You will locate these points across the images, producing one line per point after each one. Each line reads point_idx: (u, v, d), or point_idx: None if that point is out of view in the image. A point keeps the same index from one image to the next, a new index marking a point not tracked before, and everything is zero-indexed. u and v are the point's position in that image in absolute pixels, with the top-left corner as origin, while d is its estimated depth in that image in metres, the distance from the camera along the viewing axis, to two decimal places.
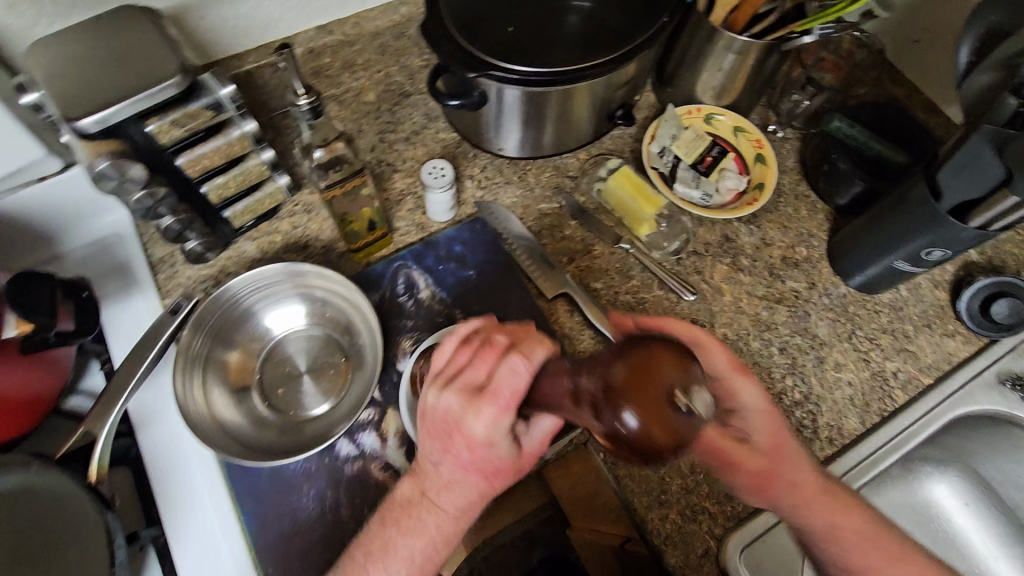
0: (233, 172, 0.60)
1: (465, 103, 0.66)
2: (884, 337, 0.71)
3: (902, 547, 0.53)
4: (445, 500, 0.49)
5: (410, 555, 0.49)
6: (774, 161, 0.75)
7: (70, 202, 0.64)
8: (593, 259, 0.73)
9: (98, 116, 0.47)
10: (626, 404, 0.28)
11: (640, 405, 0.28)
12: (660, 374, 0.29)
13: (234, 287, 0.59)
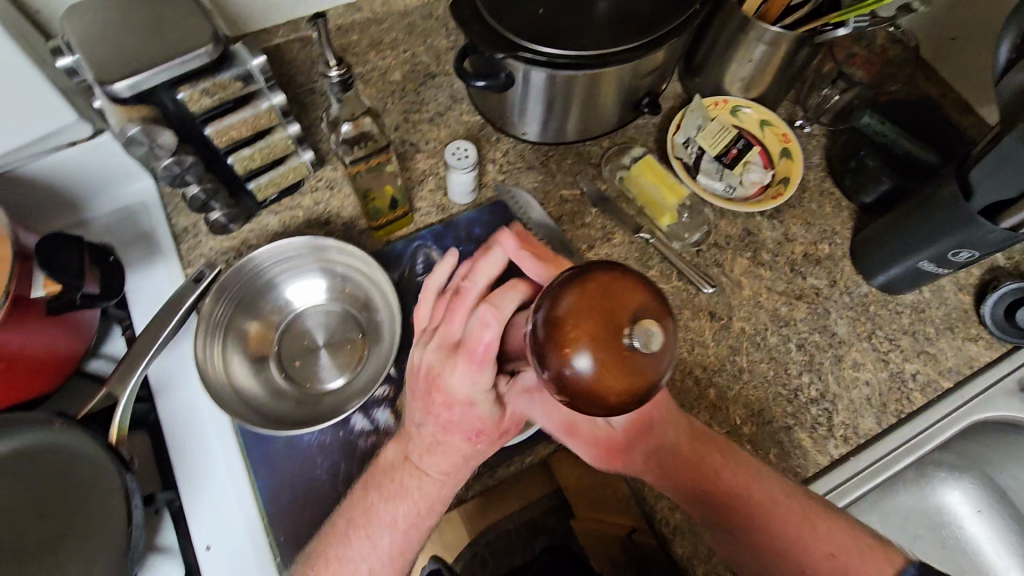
0: (259, 144, 0.61)
1: (491, 84, 0.65)
2: (904, 338, 0.70)
3: (853, 543, 0.51)
4: (428, 458, 0.51)
5: (393, 520, 0.51)
6: (800, 156, 0.74)
7: (98, 168, 0.65)
8: (612, 247, 0.73)
9: (131, 81, 0.48)
10: (581, 347, 0.33)
11: (590, 346, 0.33)
12: (616, 308, 0.34)
13: (257, 258, 0.59)
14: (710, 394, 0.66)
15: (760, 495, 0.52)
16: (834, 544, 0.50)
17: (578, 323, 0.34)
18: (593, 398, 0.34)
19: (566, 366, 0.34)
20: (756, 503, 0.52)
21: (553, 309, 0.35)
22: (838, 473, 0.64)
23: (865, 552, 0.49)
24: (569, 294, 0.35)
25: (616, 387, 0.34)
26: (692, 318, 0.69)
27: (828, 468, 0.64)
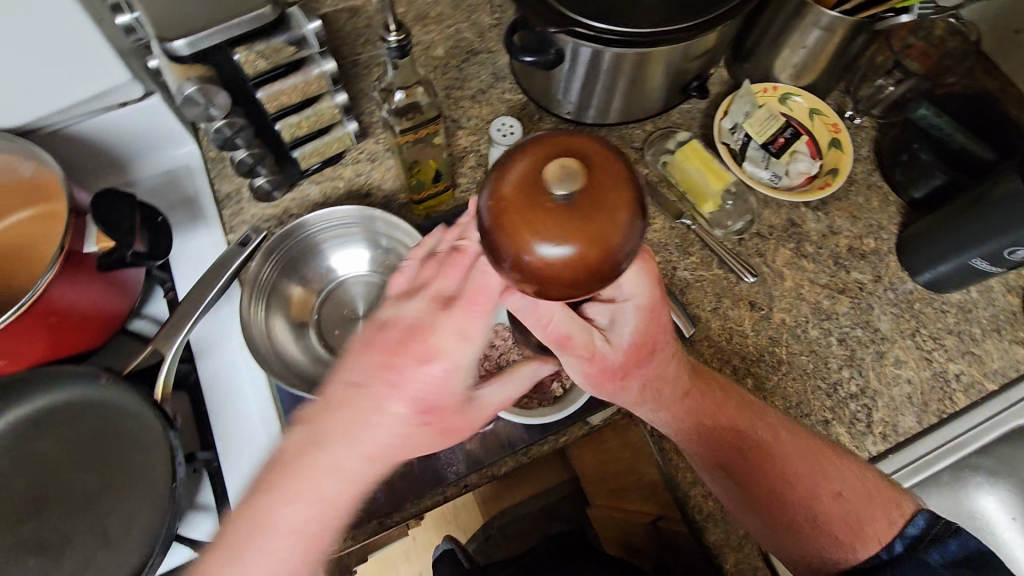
0: (307, 112, 0.61)
1: (540, 60, 0.64)
2: (949, 338, 0.68)
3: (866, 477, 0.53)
4: (384, 441, 0.41)
5: (296, 529, 0.39)
6: (850, 148, 0.72)
7: (145, 130, 0.66)
8: (652, 232, 0.72)
9: (190, 39, 0.47)
10: (534, 231, 0.32)
11: (538, 224, 0.32)
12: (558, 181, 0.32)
13: (304, 224, 0.59)
14: (748, 384, 0.65)
15: (762, 436, 0.54)
16: (843, 487, 0.53)
17: (531, 204, 0.32)
18: (560, 281, 0.33)
19: (525, 252, 0.32)
20: (755, 441, 0.53)
21: (501, 187, 0.33)
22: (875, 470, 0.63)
23: (875, 498, 0.52)
24: (517, 169, 0.33)
25: (582, 265, 0.32)
26: (732, 307, 0.68)
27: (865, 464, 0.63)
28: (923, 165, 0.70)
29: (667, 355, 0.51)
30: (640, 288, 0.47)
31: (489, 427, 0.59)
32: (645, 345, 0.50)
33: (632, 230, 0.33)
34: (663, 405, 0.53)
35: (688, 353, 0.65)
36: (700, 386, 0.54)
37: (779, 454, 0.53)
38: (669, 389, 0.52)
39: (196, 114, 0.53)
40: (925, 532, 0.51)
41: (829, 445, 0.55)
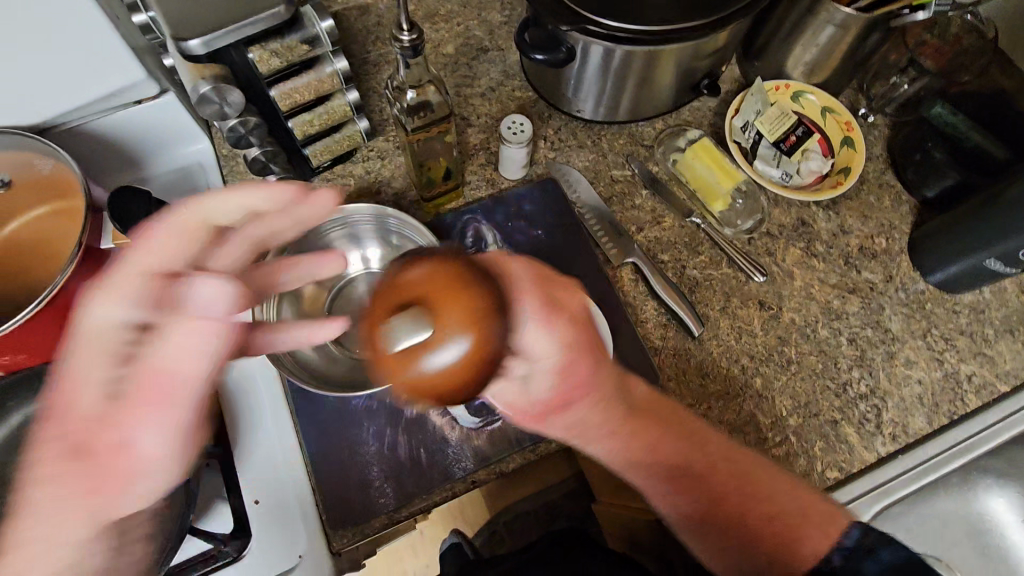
0: (318, 110, 0.61)
1: (550, 58, 0.64)
2: (960, 339, 0.68)
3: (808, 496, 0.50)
4: (75, 423, 0.34)
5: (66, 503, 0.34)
6: (862, 146, 0.72)
7: (160, 128, 0.66)
8: (661, 231, 0.71)
9: (206, 38, 0.48)
10: (395, 338, 0.36)
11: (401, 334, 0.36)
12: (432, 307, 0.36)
13: (317, 221, 0.60)
14: (756, 383, 0.64)
15: (693, 462, 0.51)
16: (771, 508, 0.50)
17: (399, 311, 0.36)
18: (425, 384, 0.37)
19: (390, 359, 0.36)
20: (688, 465, 0.51)
21: (397, 281, 0.37)
22: (885, 471, 0.62)
23: (810, 515, 0.49)
24: (415, 271, 0.38)
25: (444, 379, 0.36)
26: (741, 306, 0.68)
27: (875, 464, 0.63)
28: (937, 164, 0.70)
29: (593, 373, 0.49)
30: (546, 318, 0.44)
31: (498, 422, 0.59)
32: (569, 384, 0.48)
33: (492, 351, 0.37)
34: (598, 434, 0.51)
35: (697, 352, 0.65)
36: (631, 413, 0.52)
37: (706, 474, 0.51)
38: (606, 410, 0.51)
39: (213, 112, 0.53)
40: (859, 543, 0.46)
41: (758, 462, 0.52)
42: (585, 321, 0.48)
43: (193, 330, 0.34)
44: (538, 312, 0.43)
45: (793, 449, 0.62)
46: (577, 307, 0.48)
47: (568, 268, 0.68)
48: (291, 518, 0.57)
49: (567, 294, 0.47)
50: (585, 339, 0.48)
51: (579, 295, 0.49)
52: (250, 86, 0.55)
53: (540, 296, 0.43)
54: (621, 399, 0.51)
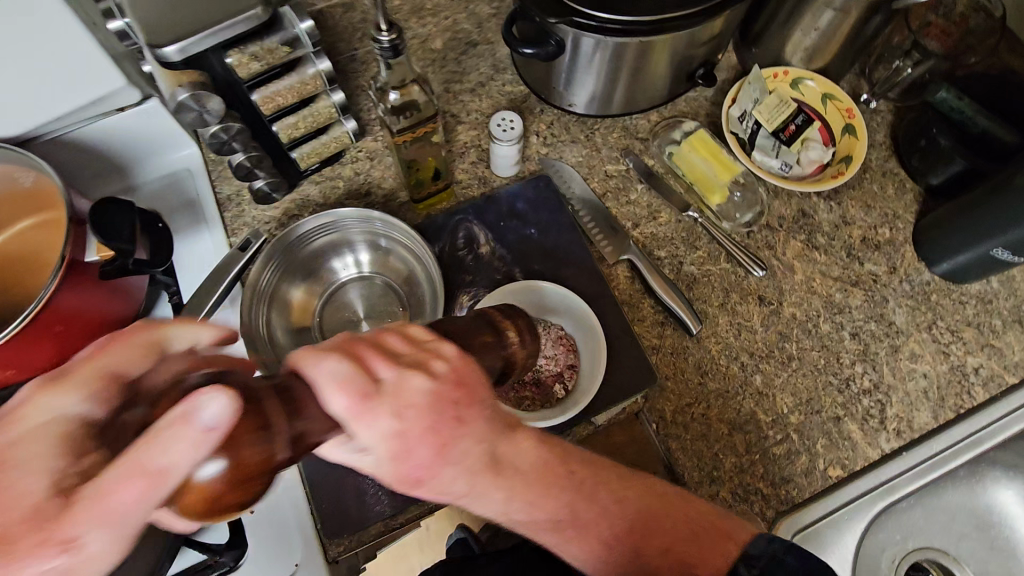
0: (303, 112, 0.60)
1: (540, 52, 0.63)
2: (967, 330, 0.66)
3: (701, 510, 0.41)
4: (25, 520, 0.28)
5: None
6: (864, 133, 0.69)
7: (145, 134, 0.66)
8: (657, 226, 0.70)
9: (183, 45, 0.47)
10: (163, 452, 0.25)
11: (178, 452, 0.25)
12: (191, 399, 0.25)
13: (302, 228, 0.59)
14: (757, 381, 0.63)
15: (583, 513, 0.37)
16: (667, 536, 0.39)
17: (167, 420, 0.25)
18: (207, 504, 0.25)
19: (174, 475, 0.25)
20: (578, 518, 0.37)
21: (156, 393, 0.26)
22: (888, 468, 0.61)
23: (704, 534, 0.40)
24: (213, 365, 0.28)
25: (230, 495, 0.25)
26: (740, 302, 0.66)
27: (878, 462, 0.61)
28: (943, 150, 0.67)
29: (446, 456, 0.32)
30: (366, 398, 0.29)
31: None
32: (410, 457, 0.30)
33: (275, 451, 0.25)
34: (480, 507, 0.35)
35: (696, 350, 0.64)
36: (499, 467, 0.34)
37: (596, 522, 0.37)
38: (477, 489, 0.34)
39: (192, 119, 0.52)
40: (766, 550, 0.40)
41: (644, 479, 0.41)
42: (443, 396, 0.31)
43: (179, 440, 0.24)
44: (355, 394, 0.28)
45: (795, 448, 0.61)
46: (417, 385, 0.30)
47: (562, 268, 0.66)
48: (288, 528, 0.57)
49: (406, 358, 0.31)
50: (433, 420, 0.31)
51: (433, 349, 0.32)
52: (230, 92, 0.54)
53: (356, 376, 0.29)
54: (493, 477, 0.34)
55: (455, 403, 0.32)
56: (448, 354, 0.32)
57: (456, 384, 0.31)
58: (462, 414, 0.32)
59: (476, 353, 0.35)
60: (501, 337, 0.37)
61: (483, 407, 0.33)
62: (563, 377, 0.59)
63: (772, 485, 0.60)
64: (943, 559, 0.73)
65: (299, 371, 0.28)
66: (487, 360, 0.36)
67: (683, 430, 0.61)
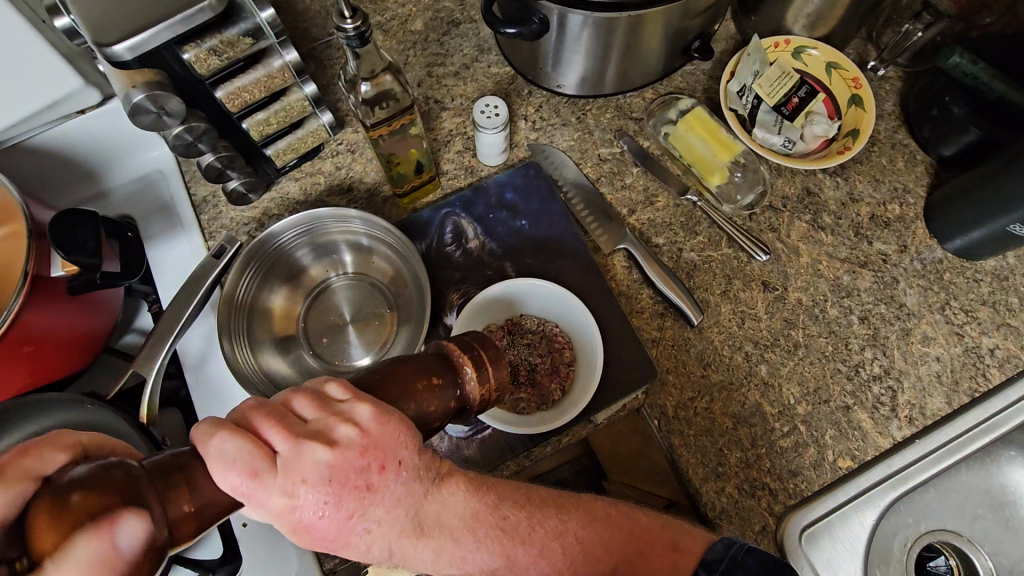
0: (274, 108, 0.57)
1: (523, 31, 0.58)
2: (982, 310, 0.63)
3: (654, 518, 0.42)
4: None
5: None
6: (872, 104, 0.65)
7: (111, 136, 0.62)
8: (654, 212, 0.67)
9: (132, 42, 0.43)
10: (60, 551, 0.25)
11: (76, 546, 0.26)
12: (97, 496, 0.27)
13: (277, 233, 0.56)
14: (761, 371, 0.60)
15: (518, 557, 0.35)
16: (610, 557, 0.39)
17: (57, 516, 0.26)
18: None
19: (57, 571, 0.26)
20: (515, 563, 0.35)
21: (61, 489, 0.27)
22: (900, 456, 0.59)
23: (648, 550, 0.40)
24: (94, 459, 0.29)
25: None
26: (743, 289, 0.63)
27: (889, 451, 0.59)
28: (955, 120, 0.63)
29: (354, 524, 0.31)
30: (255, 474, 0.30)
31: (486, 430, 0.57)
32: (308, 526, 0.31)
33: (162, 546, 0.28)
34: (412, 563, 0.35)
35: (698, 341, 0.61)
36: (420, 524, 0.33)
37: (533, 564, 0.36)
38: (400, 550, 0.33)
39: (150, 122, 0.49)
40: (725, 554, 0.40)
41: (583, 502, 0.40)
42: (342, 465, 0.31)
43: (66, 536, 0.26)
44: (246, 471, 0.30)
45: (803, 440, 0.59)
46: (312, 456, 0.31)
47: (555, 260, 0.63)
48: (280, 541, 0.56)
49: (311, 427, 0.32)
50: (332, 491, 0.30)
51: (342, 413, 0.32)
52: (193, 90, 0.51)
53: (246, 455, 0.30)
54: (416, 537, 0.33)
55: (360, 470, 0.31)
56: (359, 418, 0.32)
57: (359, 451, 0.31)
58: (368, 481, 0.31)
59: (415, 399, 0.34)
60: (450, 377, 0.36)
61: (398, 471, 0.32)
62: (560, 377, 0.57)
63: (779, 480, 0.58)
64: (957, 541, 0.71)
65: (199, 449, 0.30)
66: (434, 402, 0.35)
67: (686, 425, 0.58)
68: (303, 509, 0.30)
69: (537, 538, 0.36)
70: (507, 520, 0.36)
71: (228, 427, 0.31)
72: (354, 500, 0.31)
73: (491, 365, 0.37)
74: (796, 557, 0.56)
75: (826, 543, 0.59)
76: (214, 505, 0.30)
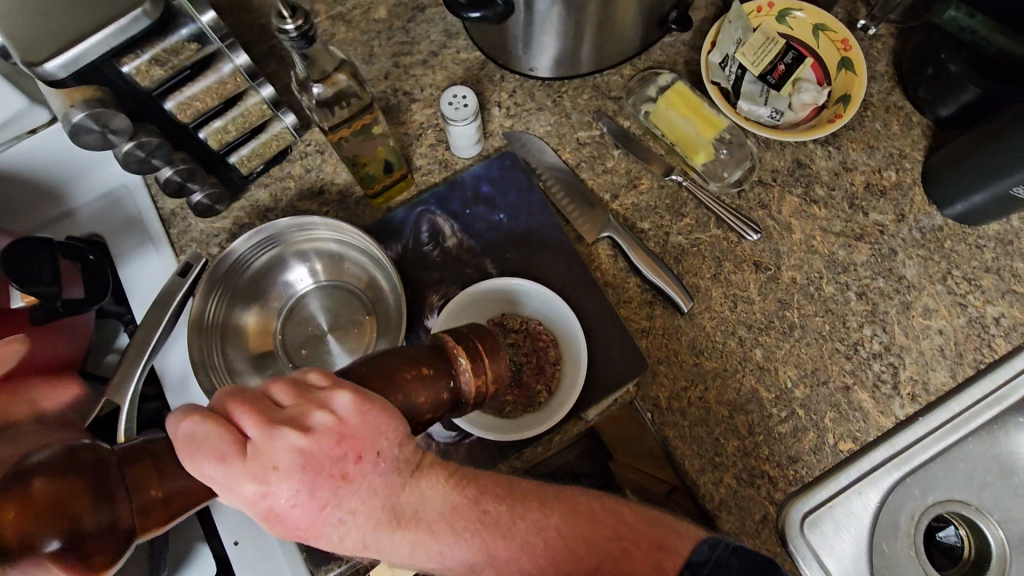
0: (231, 114, 0.54)
1: (487, 14, 0.54)
2: (986, 277, 0.60)
3: (643, 514, 0.40)
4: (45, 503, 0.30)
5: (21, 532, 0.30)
6: (863, 66, 0.61)
7: (66, 155, 0.60)
8: (639, 195, 0.64)
9: (63, 59, 0.41)
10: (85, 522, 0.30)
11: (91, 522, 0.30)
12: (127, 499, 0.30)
13: (239, 250, 0.55)
14: (756, 355, 0.58)
15: (499, 552, 0.35)
16: (593, 555, 0.37)
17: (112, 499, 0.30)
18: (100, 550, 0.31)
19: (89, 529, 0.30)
20: (495, 558, 0.35)
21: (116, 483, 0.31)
22: (903, 434, 0.58)
23: (631, 548, 0.38)
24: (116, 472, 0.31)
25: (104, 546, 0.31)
26: (734, 271, 0.61)
27: (892, 430, 0.57)
28: (952, 77, 0.59)
29: (327, 514, 0.31)
30: (223, 460, 0.30)
31: (473, 435, 0.55)
32: (279, 512, 0.30)
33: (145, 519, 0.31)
34: (388, 556, 0.34)
35: (689, 329, 0.59)
36: (397, 517, 0.33)
37: (514, 560, 0.35)
38: (375, 542, 0.33)
39: (96, 141, 0.46)
40: (710, 557, 0.39)
41: (568, 495, 0.39)
42: (316, 453, 0.30)
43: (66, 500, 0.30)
44: (213, 456, 0.30)
45: (802, 424, 0.57)
46: (285, 442, 0.30)
47: (537, 253, 0.61)
48: (273, 555, 0.55)
49: (286, 413, 0.31)
50: (304, 478, 0.30)
51: (319, 400, 0.32)
52: (138, 104, 0.48)
53: (215, 439, 0.30)
54: (391, 530, 0.33)
55: (335, 459, 0.31)
56: (337, 405, 0.31)
57: (335, 439, 0.31)
58: (344, 470, 0.31)
59: (402, 392, 0.34)
60: (442, 369, 0.36)
61: (375, 462, 0.32)
62: (546, 377, 0.55)
63: (778, 467, 0.56)
64: (966, 511, 0.69)
65: (170, 433, 0.31)
66: (424, 394, 0.35)
67: (680, 417, 0.57)
68: (275, 496, 0.30)
69: (519, 534, 0.35)
70: (486, 519, 0.35)
71: (202, 411, 0.31)
72: (327, 487, 0.31)
73: (487, 356, 0.38)
74: (800, 546, 0.56)
75: (828, 525, 0.58)
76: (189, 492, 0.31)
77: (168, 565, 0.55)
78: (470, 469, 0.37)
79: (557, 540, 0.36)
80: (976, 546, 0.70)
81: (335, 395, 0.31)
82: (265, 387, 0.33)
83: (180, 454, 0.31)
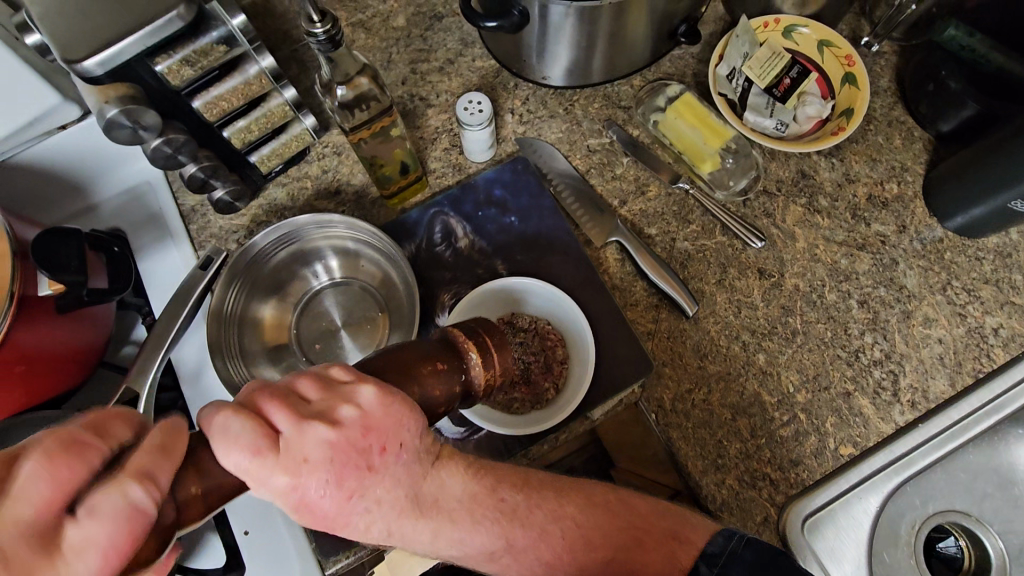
0: (254, 114, 0.56)
1: (503, 24, 0.57)
2: (985, 289, 0.62)
3: (653, 508, 0.41)
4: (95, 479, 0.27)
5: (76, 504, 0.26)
6: (866, 81, 0.63)
7: (91, 151, 0.62)
8: (646, 202, 0.65)
9: (101, 57, 0.43)
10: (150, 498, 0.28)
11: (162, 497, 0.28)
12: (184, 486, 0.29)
13: (260, 244, 0.56)
14: (759, 360, 0.60)
15: (516, 539, 0.36)
16: (607, 544, 0.38)
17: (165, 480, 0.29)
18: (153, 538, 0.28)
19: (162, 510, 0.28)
20: (512, 546, 0.36)
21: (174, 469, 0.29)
22: (902, 440, 0.59)
23: (643, 538, 0.39)
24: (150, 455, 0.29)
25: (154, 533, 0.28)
26: (739, 277, 0.62)
27: (893, 437, 0.58)
28: (953, 94, 0.60)
29: (354, 504, 0.32)
30: (258, 453, 0.30)
31: (481, 431, 0.56)
32: (310, 503, 0.31)
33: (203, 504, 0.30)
34: (409, 544, 0.35)
35: (694, 332, 0.60)
36: (419, 506, 0.34)
37: (531, 547, 0.36)
38: (398, 530, 0.34)
39: (127, 136, 0.48)
40: (724, 548, 0.40)
41: (583, 487, 0.40)
42: (345, 445, 0.31)
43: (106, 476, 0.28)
44: (249, 450, 0.30)
45: (803, 428, 0.58)
46: (316, 436, 0.31)
47: (547, 257, 0.63)
48: (282, 546, 0.56)
49: (313, 407, 0.32)
50: (334, 470, 0.31)
51: (345, 394, 0.33)
52: (167, 102, 0.50)
53: (250, 433, 0.30)
54: (414, 518, 0.34)
55: (361, 449, 0.32)
56: (362, 400, 0.32)
57: (362, 431, 0.32)
58: (370, 461, 0.32)
59: (420, 383, 0.35)
60: (455, 363, 0.38)
61: (398, 453, 0.33)
62: (553, 375, 0.57)
63: (780, 469, 0.57)
64: (964, 521, 0.69)
65: (201, 429, 0.30)
66: (440, 386, 0.36)
67: (684, 418, 0.58)
68: (307, 488, 0.31)
69: (535, 523, 0.37)
70: (502, 508, 0.36)
71: (232, 406, 0.31)
72: (355, 477, 0.32)
73: (495, 350, 0.40)
74: (798, 546, 0.57)
75: (829, 529, 0.59)
76: (222, 487, 0.30)
77: (178, 552, 0.56)
78: (485, 460, 0.38)
79: (572, 531, 0.37)
80: (975, 556, 0.70)
81: (362, 389, 0.33)
82: (290, 383, 0.34)
83: (213, 449, 0.30)
